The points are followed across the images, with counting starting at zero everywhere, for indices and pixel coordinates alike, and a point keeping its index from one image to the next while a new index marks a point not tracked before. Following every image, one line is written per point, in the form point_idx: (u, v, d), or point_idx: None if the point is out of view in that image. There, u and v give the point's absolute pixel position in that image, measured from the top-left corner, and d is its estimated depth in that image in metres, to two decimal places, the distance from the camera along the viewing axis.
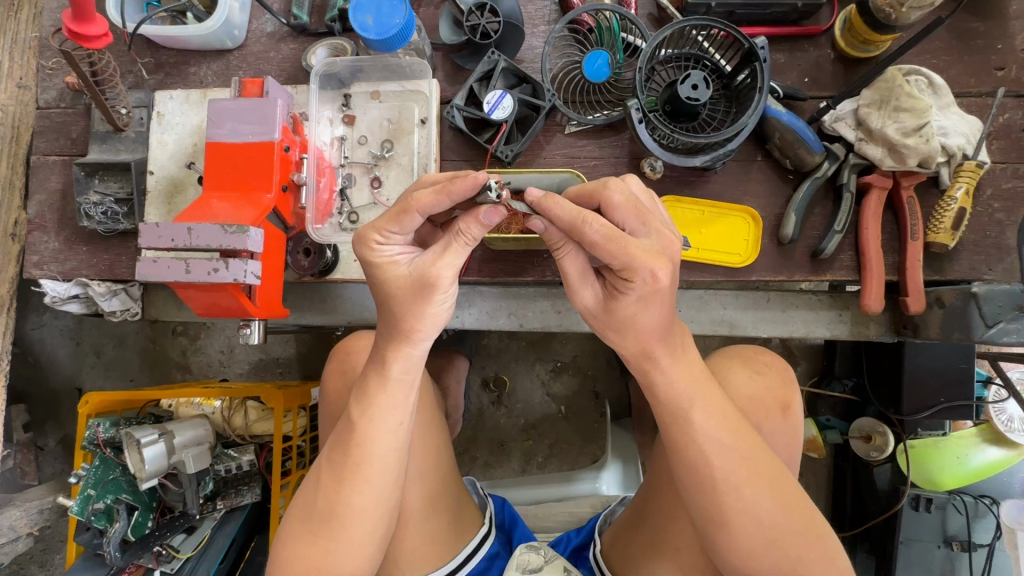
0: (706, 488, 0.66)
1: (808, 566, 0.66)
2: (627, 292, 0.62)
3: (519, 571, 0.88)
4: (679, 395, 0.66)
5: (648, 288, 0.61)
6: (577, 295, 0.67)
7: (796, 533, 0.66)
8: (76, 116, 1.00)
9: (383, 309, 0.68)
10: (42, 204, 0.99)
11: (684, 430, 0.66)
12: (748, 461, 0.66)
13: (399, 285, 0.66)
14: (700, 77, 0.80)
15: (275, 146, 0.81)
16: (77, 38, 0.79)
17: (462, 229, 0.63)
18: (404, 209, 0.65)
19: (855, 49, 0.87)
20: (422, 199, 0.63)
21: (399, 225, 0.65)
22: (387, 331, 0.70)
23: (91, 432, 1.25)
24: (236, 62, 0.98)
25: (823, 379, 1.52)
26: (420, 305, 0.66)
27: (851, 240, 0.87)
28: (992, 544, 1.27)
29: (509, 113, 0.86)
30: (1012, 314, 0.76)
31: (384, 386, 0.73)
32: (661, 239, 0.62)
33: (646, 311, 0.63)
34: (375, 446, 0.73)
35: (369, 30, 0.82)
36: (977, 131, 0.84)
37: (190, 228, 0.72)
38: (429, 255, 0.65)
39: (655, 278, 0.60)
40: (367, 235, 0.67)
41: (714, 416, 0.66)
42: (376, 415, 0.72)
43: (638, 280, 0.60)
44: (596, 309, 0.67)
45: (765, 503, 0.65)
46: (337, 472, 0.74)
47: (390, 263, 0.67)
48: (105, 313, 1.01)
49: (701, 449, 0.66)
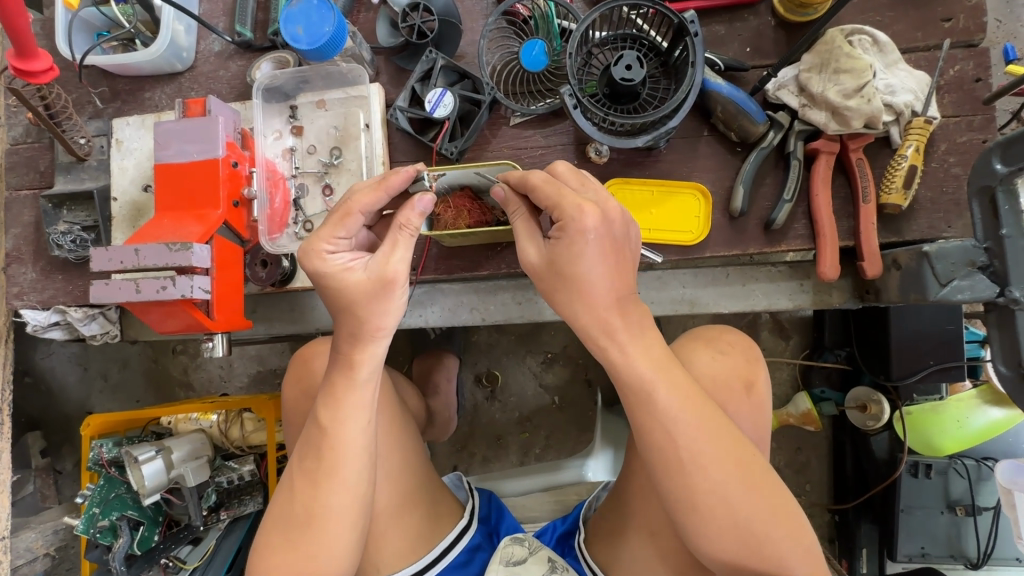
0: (673, 467, 0.66)
1: (777, 548, 0.66)
2: (561, 237, 0.67)
3: (502, 562, 0.89)
4: (641, 375, 0.67)
5: (578, 232, 0.66)
6: (523, 251, 0.72)
7: (765, 515, 0.65)
8: (43, 150, 1.03)
9: (345, 314, 0.69)
10: (18, 237, 1.02)
11: (647, 411, 0.67)
12: (713, 441, 0.66)
13: (356, 290, 0.67)
14: (633, 57, 0.79)
15: (220, 162, 0.83)
16: (24, 74, 0.82)
17: (403, 221, 0.68)
18: (346, 212, 0.68)
19: (793, 13, 0.86)
20: (361, 199, 0.68)
21: (345, 229, 0.68)
22: (351, 332, 0.70)
23: (96, 452, 1.29)
24: (188, 83, 1.00)
25: (815, 351, 1.50)
26: (384, 303, 0.68)
27: (804, 208, 0.86)
28: (997, 506, 1.23)
29: (451, 110, 0.87)
30: (965, 271, 0.72)
31: (334, 392, 0.74)
32: (598, 195, 0.68)
33: (584, 256, 0.66)
34: (336, 454, 0.74)
35: (301, 41, 0.84)
36: (925, 85, 0.82)
37: (137, 249, 0.75)
38: (381, 253, 0.68)
39: (585, 218, 0.65)
40: (314, 244, 0.68)
41: (677, 397, 0.66)
42: (332, 425, 0.73)
43: (567, 216, 0.66)
44: (540, 266, 0.70)
45: (731, 485, 0.65)
46: (301, 484, 0.75)
47: (344, 272, 0.68)
48: (86, 338, 1.06)
49: (669, 430, 0.66)
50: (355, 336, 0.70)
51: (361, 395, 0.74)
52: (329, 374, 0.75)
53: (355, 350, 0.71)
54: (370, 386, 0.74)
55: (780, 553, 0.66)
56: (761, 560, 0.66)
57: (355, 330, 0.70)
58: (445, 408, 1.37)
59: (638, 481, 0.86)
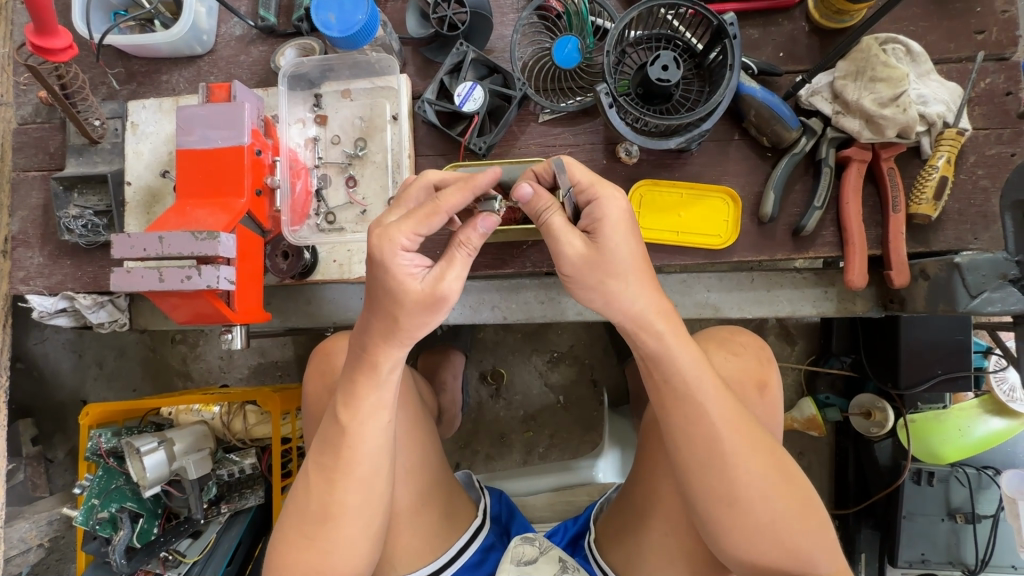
0: (713, 461, 0.64)
1: (811, 546, 0.65)
2: (601, 217, 0.63)
3: (513, 563, 0.86)
4: (681, 371, 0.65)
5: (618, 212, 0.64)
6: (563, 245, 0.63)
7: (799, 511, 0.65)
8: (53, 130, 1.00)
9: (383, 311, 0.65)
10: (25, 220, 0.99)
11: (688, 406, 0.65)
12: (750, 434, 0.65)
13: (408, 297, 0.63)
14: (671, 57, 0.78)
15: (245, 150, 0.81)
16: (42, 52, 0.79)
17: (464, 239, 0.63)
18: (432, 210, 0.63)
19: (829, 20, 0.85)
20: (450, 201, 0.63)
21: (428, 228, 0.64)
22: (379, 331, 0.67)
23: (93, 442, 1.23)
24: (207, 67, 0.97)
25: (821, 356, 1.50)
26: (426, 316, 0.65)
27: (832, 216, 0.86)
28: (996, 515, 1.23)
29: (481, 104, 0.86)
30: (996, 283, 0.74)
31: (356, 390, 0.71)
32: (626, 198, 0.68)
33: (623, 237, 0.63)
34: (354, 453, 0.71)
35: (332, 28, 0.82)
36: (958, 97, 0.82)
37: (161, 237, 0.73)
38: (440, 268, 0.63)
39: (621, 200, 0.64)
40: (390, 234, 0.63)
41: (717, 392, 0.65)
42: (351, 422, 0.71)
43: (606, 195, 0.64)
44: (585, 259, 0.63)
45: (766, 479, 0.64)
46: (316, 480, 0.73)
47: (406, 278, 0.63)
48: (93, 325, 1.03)
49: (709, 421, 0.65)
50: (385, 335, 0.67)
51: (381, 393, 0.71)
52: (350, 371, 0.72)
53: (379, 350, 0.68)
54: (390, 385, 0.72)
55: (810, 550, 0.65)
56: (793, 558, 0.65)
57: (389, 331, 0.66)
58: (452, 406, 1.35)
59: (651, 482, 0.85)
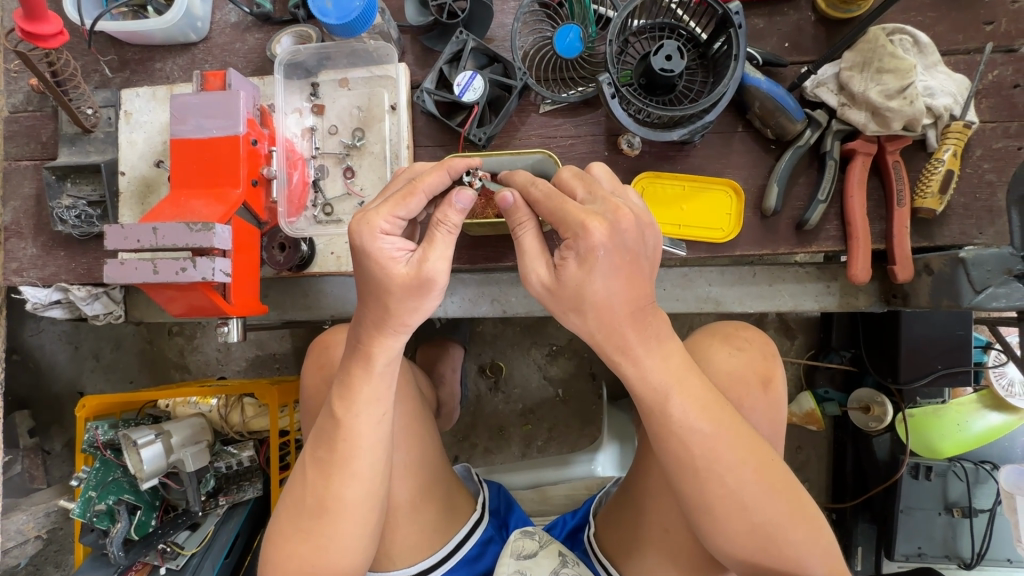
0: (688, 473, 0.64)
1: (796, 549, 0.64)
2: (568, 254, 0.60)
3: (513, 557, 0.85)
4: (653, 387, 0.63)
5: (588, 249, 0.58)
6: (529, 272, 0.63)
7: (783, 516, 0.64)
8: (45, 119, 0.98)
9: (376, 301, 0.64)
10: (17, 210, 0.97)
11: (662, 421, 0.64)
12: (729, 448, 0.63)
13: (393, 282, 0.62)
14: (674, 47, 0.77)
15: (241, 139, 0.80)
16: (32, 37, 0.77)
17: (442, 217, 0.62)
18: (410, 190, 0.63)
19: (835, 10, 0.84)
20: (427, 179, 0.63)
21: (406, 209, 0.63)
22: (377, 324, 0.66)
23: (91, 434, 1.22)
24: (202, 55, 0.96)
25: (821, 351, 1.49)
26: (414, 301, 0.63)
27: (837, 209, 0.85)
28: (993, 509, 1.23)
29: (480, 95, 0.84)
30: (1000, 279, 0.74)
31: (352, 383, 0.70)
32: (605, 204, 0.60)
33: (596, 271, 0.59)
34: (350, 446, 0.71)
35: (329, 15, 0.80)
36: (965, 89, 0.81)
37: (155, 228, 0.72)
38: (423, 249, 0.62)
39: (593, 235, 0.58)
40: (369, 219, 0.62)
41: (692, 407, 0.63)
42: (348, 416, 0.70)
43: (570, 233, 0.59)
44: (550, 288, 0.62)
45: (746, 488, 0.63)
46: (312, 474, 0.72)
47: (387, 261, 0.62)
48: (88, 317, 1.02)
49: (681, 439, 0.63)
50: (381, 327, 0.66)
51: (379, 385, 0.70)
52: (347, 363, 0.71)
53: (375, 342, 0.68)
54: (387, 376, 0.71)
55: (798, 553, 0.64)
56: (777, 560, 0.65)
57: (387, 323, 0.65)
58: (451, 399, 1.34)
59: (648, 477, 0.84)
